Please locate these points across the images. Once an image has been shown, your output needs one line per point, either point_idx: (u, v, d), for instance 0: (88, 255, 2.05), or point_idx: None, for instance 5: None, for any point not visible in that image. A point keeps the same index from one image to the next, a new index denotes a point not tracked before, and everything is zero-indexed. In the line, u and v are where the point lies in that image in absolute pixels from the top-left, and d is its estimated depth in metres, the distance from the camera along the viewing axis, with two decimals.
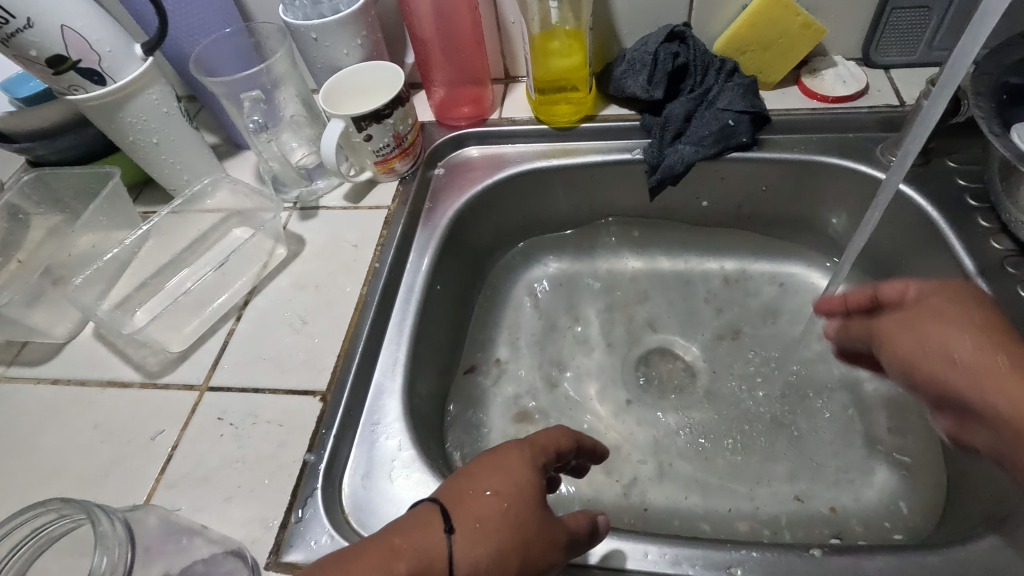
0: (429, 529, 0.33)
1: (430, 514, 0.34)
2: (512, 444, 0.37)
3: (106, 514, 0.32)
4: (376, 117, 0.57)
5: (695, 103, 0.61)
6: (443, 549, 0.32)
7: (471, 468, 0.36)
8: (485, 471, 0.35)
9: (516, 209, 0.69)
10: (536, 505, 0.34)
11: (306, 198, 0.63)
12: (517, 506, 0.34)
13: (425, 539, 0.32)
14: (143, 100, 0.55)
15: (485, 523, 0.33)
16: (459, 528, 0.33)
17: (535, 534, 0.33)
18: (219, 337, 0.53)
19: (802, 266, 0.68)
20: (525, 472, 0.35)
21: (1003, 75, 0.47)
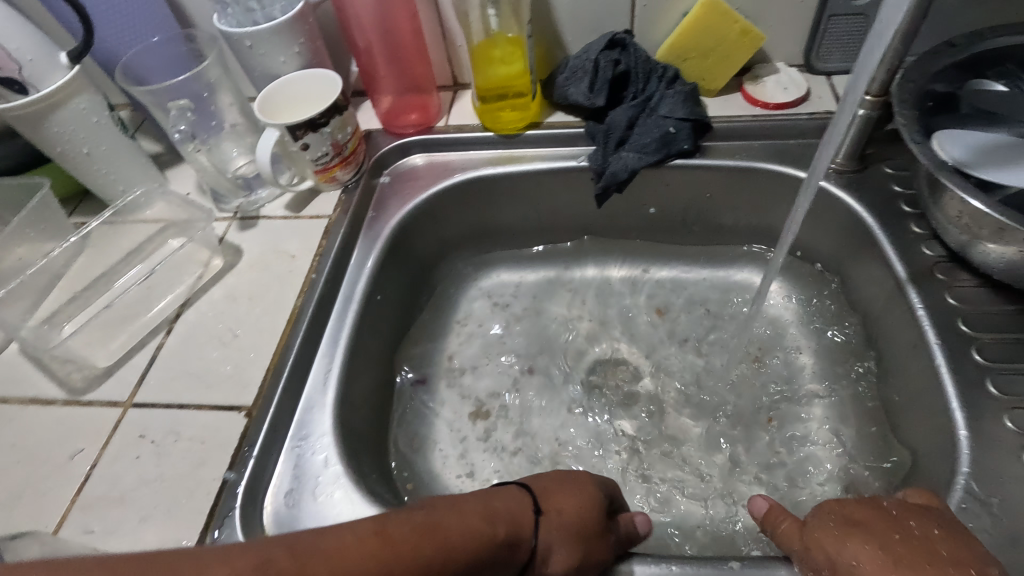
0: (520, 506, 0.41)
1: (524, 494, 0.42)
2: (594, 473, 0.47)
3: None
4: (311, 125, 0.56)
5: (637, 110, 0.61)
6: (534, 533, 0.40)
7: (554, 476, 0.46)
8: (577, 481, 0.46)
9: (464, 217, 0.68)
10: (602, 515, 0.44)
11: (247, 209, 0.62)
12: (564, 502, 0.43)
13: (512, 508, 0.41)
14: (70, 109, 0.54)
15: (569, 517, 0.42)
16: (550, 511, 0.42)
17: (601, 537, 0.42)
18: (147, 351, 0.51)
19: (751, 271, 0.68)
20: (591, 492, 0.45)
21: (930, 83, 0.47)
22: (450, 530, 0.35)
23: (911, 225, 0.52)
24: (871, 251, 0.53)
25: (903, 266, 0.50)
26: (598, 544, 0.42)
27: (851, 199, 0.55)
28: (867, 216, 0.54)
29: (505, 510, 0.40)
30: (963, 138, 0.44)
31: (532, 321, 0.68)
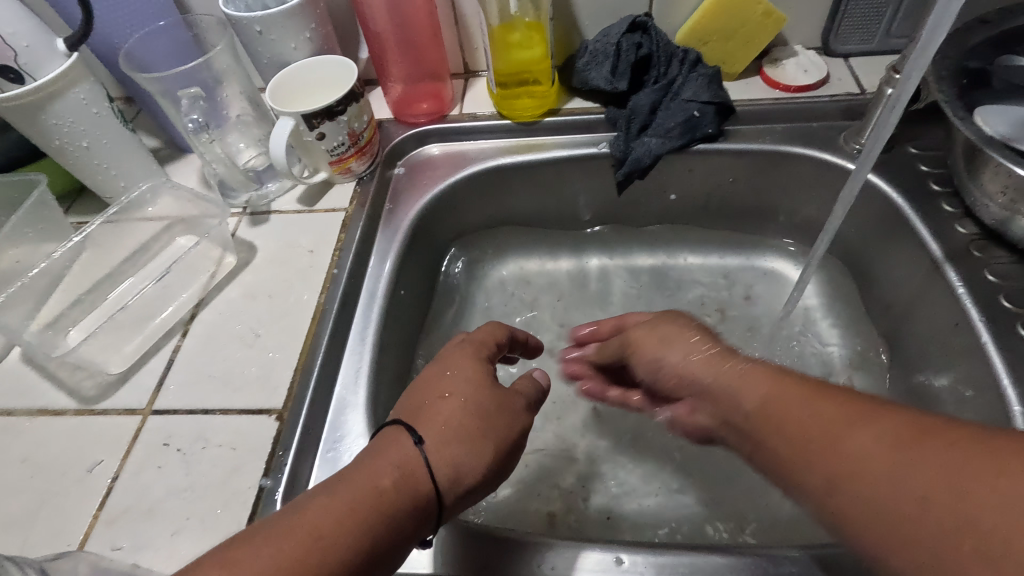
0: (401, 443, 0.36)
1: (399, 434, 0.36)
2: (457, 345, 0.43)
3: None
4: (328, 114, 0.53)
5: (660, 94, 0.60)
6: (428, 469, 0.35)
7: (428, 375, 0.41)
8: (441, 378, 0.40)
9: (481, 207, 0.66)
10: (499, 403, 0.39)
11: (257, 203, 0.59)
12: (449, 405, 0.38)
13: (394, 455, 0.35)
14: (69, 99, 0.50)
15: (450, 423, 0.37)
16: (435, 438, 0.36)
17: (502, 425, 0.39)
18: (163, 355, 0.49)
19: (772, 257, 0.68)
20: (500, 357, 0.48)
21: (964, 59, 0.47)
22: (330, 505, 0.31)
23: (943, 204, 0.52)
24: (901, 232, 0.53)
25: (938, 244, 0.50)
26: (502, 426, 0.39)
27: (880, 181, 0.55)
28: (897, 197, 0.53)
29: (381, 462, 0.34)
30: (1010, 113, 0.44)
31: (553, 313, 0.67)
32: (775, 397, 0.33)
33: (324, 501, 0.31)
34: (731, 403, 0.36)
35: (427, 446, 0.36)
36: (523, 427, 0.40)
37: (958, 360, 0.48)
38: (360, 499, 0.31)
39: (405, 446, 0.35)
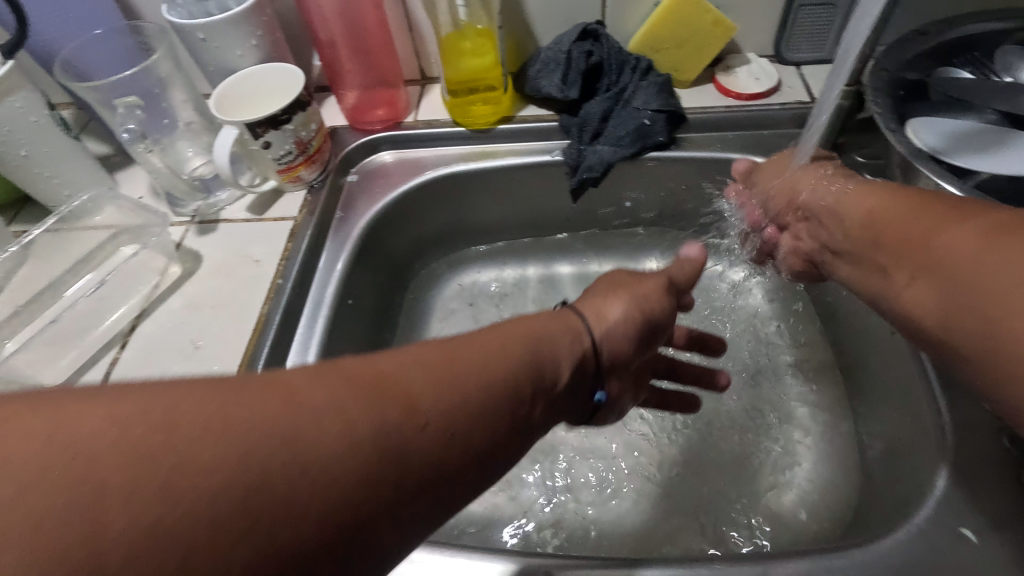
0: (559, 318, 0.37)
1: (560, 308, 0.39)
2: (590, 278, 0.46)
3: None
4: (273, 122, 0.53)
5: (612, 101, 0.60)
6: (579, 317, 0.39)
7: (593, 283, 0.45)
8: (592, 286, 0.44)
9: (437, 215, 0.66)
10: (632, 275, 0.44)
11: (205, 212, 0.58)
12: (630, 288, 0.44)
13: (578, 322, 0.38)
14: (4, 108, 0.49)
15: (593, 307, 0.40)
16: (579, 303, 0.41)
17: (647, 285, 0.43)
18: (101, 367, 0.48)
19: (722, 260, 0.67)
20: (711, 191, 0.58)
21: (901, 71, 0.48)
22: (528, 330, 0.34)
23: None
24: None
25: None
26: (642, 294, 0.42)
27: None
28: None
29: (557, 318, 0.37)
30: (939, 126, 0.45)
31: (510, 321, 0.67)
32: (858, 196, 0.41)
33: (523, 321, 0.35)
34: (837, 219, 0.43)
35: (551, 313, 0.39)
36: (661, 283, 0.44)
37: (890, 364, 0.49)
38: (528, 331, 0.34)
39: (615, 308, 0.40)
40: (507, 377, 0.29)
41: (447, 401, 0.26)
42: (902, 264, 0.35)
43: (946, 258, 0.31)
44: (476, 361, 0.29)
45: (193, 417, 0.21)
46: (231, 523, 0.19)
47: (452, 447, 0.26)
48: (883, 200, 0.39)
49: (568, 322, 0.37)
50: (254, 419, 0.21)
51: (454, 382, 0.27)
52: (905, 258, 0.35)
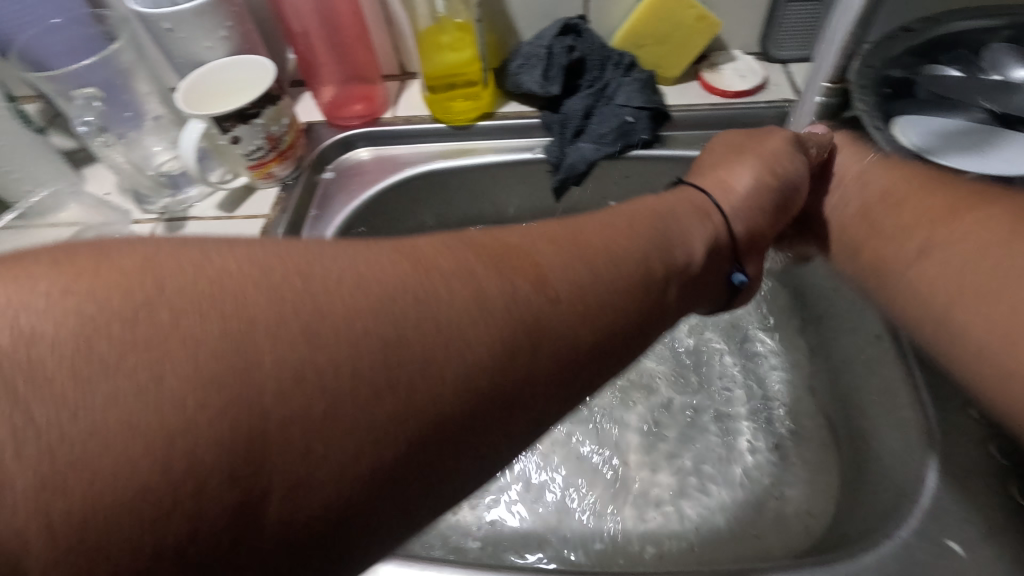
0: (636, 213, 0.40)
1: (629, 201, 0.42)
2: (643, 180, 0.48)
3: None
4: (241, 116, 0.51)
5: (594, 99, 0.59)
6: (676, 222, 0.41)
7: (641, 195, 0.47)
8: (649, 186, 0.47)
9: (415, 212, 0.65)
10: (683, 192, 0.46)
11: (173, 209, 0.56)
12: (717, 152, 0.51)
13: (674, 196, 0.44)
14: None
15: (654, 207, 0.41)
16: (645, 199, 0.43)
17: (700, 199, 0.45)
18: None
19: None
20: (719, 137, 0.53)
21: (885, 68, 0.47)
22: (634, 221, 0.38)
23: None
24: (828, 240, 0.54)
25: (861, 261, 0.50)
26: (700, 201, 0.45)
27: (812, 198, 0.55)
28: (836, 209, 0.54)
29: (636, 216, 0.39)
30: (925, 124, 0.46)
31: None
32: (924, 230, 0.43)
33: (600, 224, 0.36)
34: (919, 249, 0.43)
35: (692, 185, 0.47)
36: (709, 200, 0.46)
37: (879, 361, 0.48)
38: (606, 227, 0.36)
39: (699, 198, 0.46)
40: (638, 257, 0.35)
41: (572, 279, 0.31)
42: (906, 283, 0.43)
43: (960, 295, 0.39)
44: (578, 257, 0.32)
45: (190, 303, 0.21)
46: (368, 384, 0.23)
47: (586, 321, 0.30)
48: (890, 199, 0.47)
49: (670, 200, 0.43)
50: (347, 273, 0.25)
51: (572, 256, 0.32)
52: (868, 259, 0.48)
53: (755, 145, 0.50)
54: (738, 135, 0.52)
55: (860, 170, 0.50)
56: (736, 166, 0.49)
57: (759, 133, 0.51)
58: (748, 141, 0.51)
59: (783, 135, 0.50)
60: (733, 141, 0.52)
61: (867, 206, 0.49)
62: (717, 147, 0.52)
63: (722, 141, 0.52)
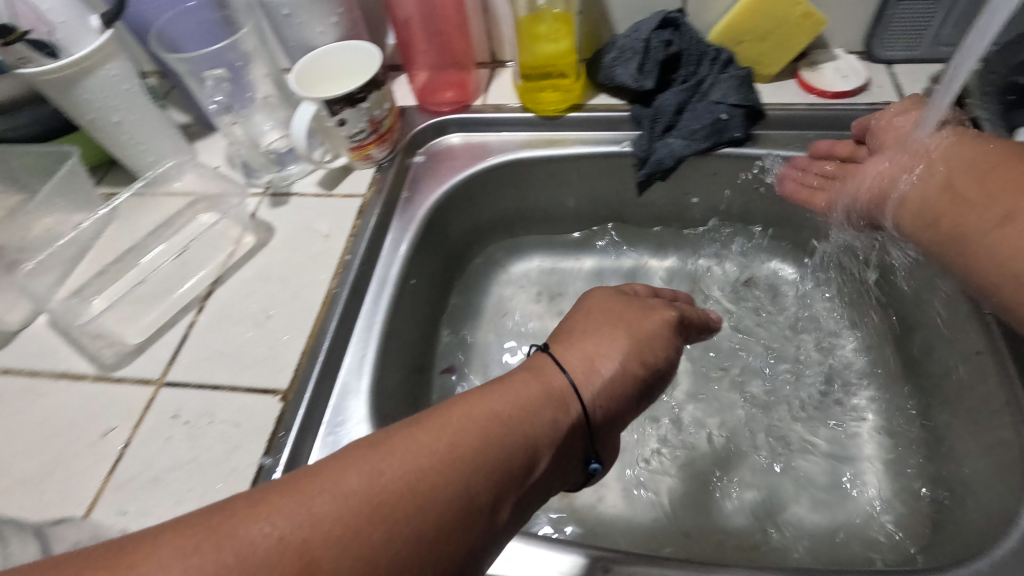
0: (518, 379, 0.38)
1: (540, 362, 0.41)
2: (588, 300, 0.50)
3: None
4: (350, 100, 0.53)
5: (688, 94, 0.59)
6: (563, 374, 0.40)
7: (569, 327, 0.47)
8: (581, 310, 0.49)
9: (498, 200, 0.66)
10: (616, 332, 0.45)
11: (278, 184, 0.60)
12: (581, 321, 0.47)
13: (546, 374, 0.40)
14: (101, 76, 0.52)
15: (556, 373, 0.40)
16: (563, 350, 0.44)
17: (622, 341, 0.44)
18: (178, 329, 0.50)
19: (776, 261, 0.67)
20: (606, 292, 0.50)
21: (1011, 75, 0.46)
22: (513, 399, 0.36)
23: None
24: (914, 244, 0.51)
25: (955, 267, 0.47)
26: (642, 335, 0.46)
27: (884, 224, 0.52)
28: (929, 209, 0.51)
29: (534, 384, 0.38)
30: None
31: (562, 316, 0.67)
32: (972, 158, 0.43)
33: (415, 430, 0.32)
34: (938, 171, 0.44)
35: (567, 362, 0.42)
36: (650, 333, 0.46)
37: (973, 375, 0.46)
38: (457, 426, 0.33)
39: (558, 377, 0.40)
40: (459, 488, 0.30)
41: (379, 539, 0.27)
42: (988, 259, 0.40)
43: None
44: (409, 475, 0.30)
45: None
46: None
47: None
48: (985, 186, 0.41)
49: (535, 374, 0.40)
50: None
51: (390, 495, 0.28)
52: (947, 230, 0.43)
53: (634, 323, 0.46)
54: (616, 307, 0.48)
55: (926, 146, 0.46)
56: (600, 347, 0.44)
57: (648, 311, 0.48)
58: (626, 312, 0.47)
59: (657, 321, 0.47)
60: (614, 309, 0.47)
61: (946, 180, 0.44)
62: (583, 312, 0.48)
63: (607, 308, 0.48)
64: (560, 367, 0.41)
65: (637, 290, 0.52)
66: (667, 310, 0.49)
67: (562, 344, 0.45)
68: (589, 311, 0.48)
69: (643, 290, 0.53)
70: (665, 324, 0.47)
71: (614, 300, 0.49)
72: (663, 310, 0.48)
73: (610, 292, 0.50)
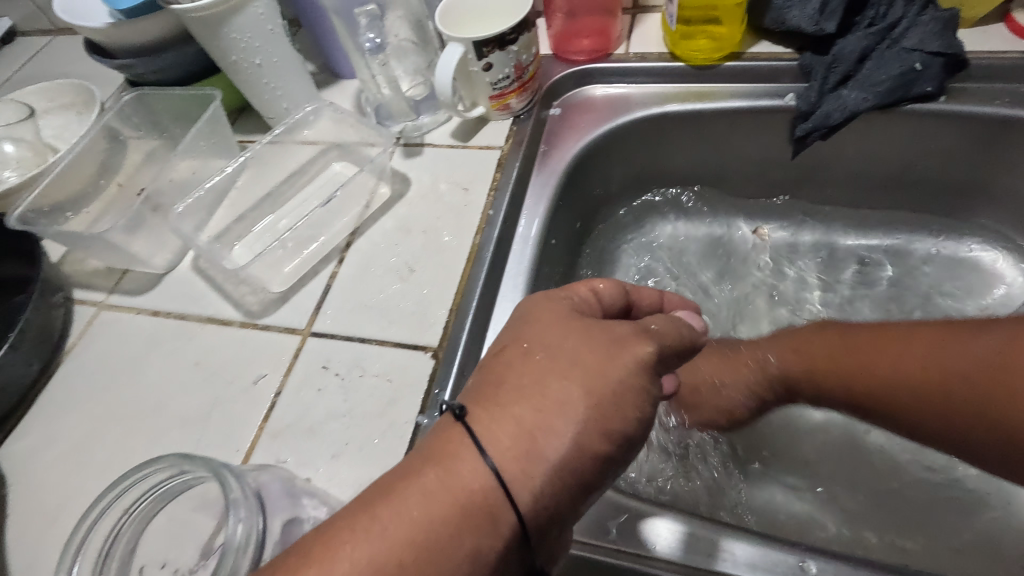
0: (413, 483, 0.28)
1: (452, 434, 0.29)
2: (530, 318, 0.33)
3: (234, 478, 0.29)
4: (500, 42, 0.50)
5: (875, 39, 0.51)
6: (481, 453, 0.28)
7: (509, 351, 0.32)
8: (520, 327, 0.33)
9: (634, 158, 0.61)
10: (571, 367, 0.30)
11: (410, 133, 0.57)
12: (515, 357, 0.31)
13: (451, 458, 0.28)
14: (249, 14, 0.50)
15: (479, 468, 0.28)
16: (489, 407, 0.30)
17: (588, 382, 0.29)
18: (321, 279, 0.49)
19: (950, 238, 0.59)
20: (552, 309, 0.33)
21: None
22: (410, 521, 0.26)
23: None
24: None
25: None
26: (616, 386, 0.30)
27: None
28: None
29: (442, 485, 0.27)
30: None
31: (696, 289, 0.62)
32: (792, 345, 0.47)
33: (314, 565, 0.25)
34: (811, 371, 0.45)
35: (486, 436, 0.28)
36: (636, 373, 0.30)
37: None
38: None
39: (474, 462, 0.28)
40: None
41: None
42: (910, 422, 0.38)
43: (948, 373, 0.36)
44: None
45: None
46: None
47: None
48: (801, 348, 0.45)
49: (435, 467, 0.28)
50: None
51: None
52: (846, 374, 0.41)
53: (593, 372, 0.30)
54: (568, 340, 0.31)
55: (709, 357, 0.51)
56: (542, 412, 0.29)
57: (616, 346, 0.31)
58: (586, 347, 0.31)
59: (625, 361, 0.30)
60: (565, 349, 0.31)
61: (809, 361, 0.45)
62: (516, 348, 0.32)
63: (550, 341, 0.31)
64: (475, 444, 0.28)
65: (597, 290, 0.36)
66: (643, 342, 0.31)
67: (481, 403, 0.30)
68: (525, 345, 0.32)
69: (608, 291, 0.37)
70: (635, 367, 0.30)
71: (566, 325, 0.32)
72: (631, 348, 0.31)
73: (565, 307, 0.34)
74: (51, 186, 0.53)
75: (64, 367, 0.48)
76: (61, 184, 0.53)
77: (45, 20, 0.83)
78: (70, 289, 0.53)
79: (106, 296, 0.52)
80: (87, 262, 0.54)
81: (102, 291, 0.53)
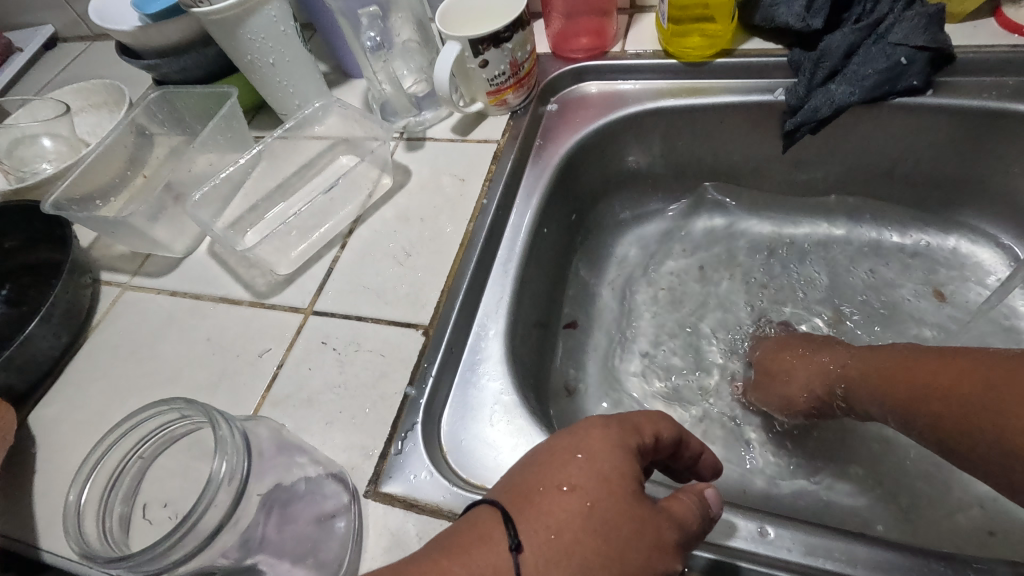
0: None
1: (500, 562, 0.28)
2: (601, 464, 0.31)
3: (226, 421, 0.32)
4: (494, 40, 0.52)
5: (862, 35, 0.52)
6: None
7: (572, 497, 0.30)
8: (589, 467, 0.31)
9: (631, 153, 0.63)
10: (617, 554, 0.29)
11: (413, 128, 0.60)
12: (573, 510, 0.30)
13: None
14: (263, 16, 0.54)
15: None
16: (537, 553, 0.29)
17: None
18: (324, 263, 0.52)
19: (942, 232, 0.60)
20: (621, 470, 0.31)
21: None
22: None
23: None
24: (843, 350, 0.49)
25: None
26: None
27: None
28: None
29: None
30: None
31: (689, 281, 0.63)
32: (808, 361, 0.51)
33: None
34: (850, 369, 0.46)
35: None
36: None
37: None
38: None
39: None
40: None
41: None
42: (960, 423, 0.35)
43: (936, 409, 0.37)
44: None
45: None
46: None
47: None
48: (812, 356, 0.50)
49: None
50: None
51: None
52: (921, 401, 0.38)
53: (634, 569, 0.29)
54: (628, 523, 0.29)
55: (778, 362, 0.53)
56: None
57: (659, 552, 0.29)
58: (637, 543, 0.29)
59: (661, 572, 0.29)
60: (619, 532, 0.29)
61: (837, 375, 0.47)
62: (579, 497, 0.30)
63: (612, 514, 0.30)
64: None
65: (663, 439, 0.34)
66: (679, 558, 0.30)
67: (534, 550, 0.29)
68: (589, 505, 0.30)
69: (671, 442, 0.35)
70: None
71: (629, 500, 0.30)
72: (671, 558, 0.30)
73: (635, 469, 0.32)
74: (82, 176, 0.57)
75: (90, 340, 0.52)
76: (91, 174, 0.58)
77: (82, 26, 0.89)
78: (98, 271, 0.57)
79: (130, 278, 0.56)
80: (115, 248, 0.59)
81: (126, 273, 0.57)
